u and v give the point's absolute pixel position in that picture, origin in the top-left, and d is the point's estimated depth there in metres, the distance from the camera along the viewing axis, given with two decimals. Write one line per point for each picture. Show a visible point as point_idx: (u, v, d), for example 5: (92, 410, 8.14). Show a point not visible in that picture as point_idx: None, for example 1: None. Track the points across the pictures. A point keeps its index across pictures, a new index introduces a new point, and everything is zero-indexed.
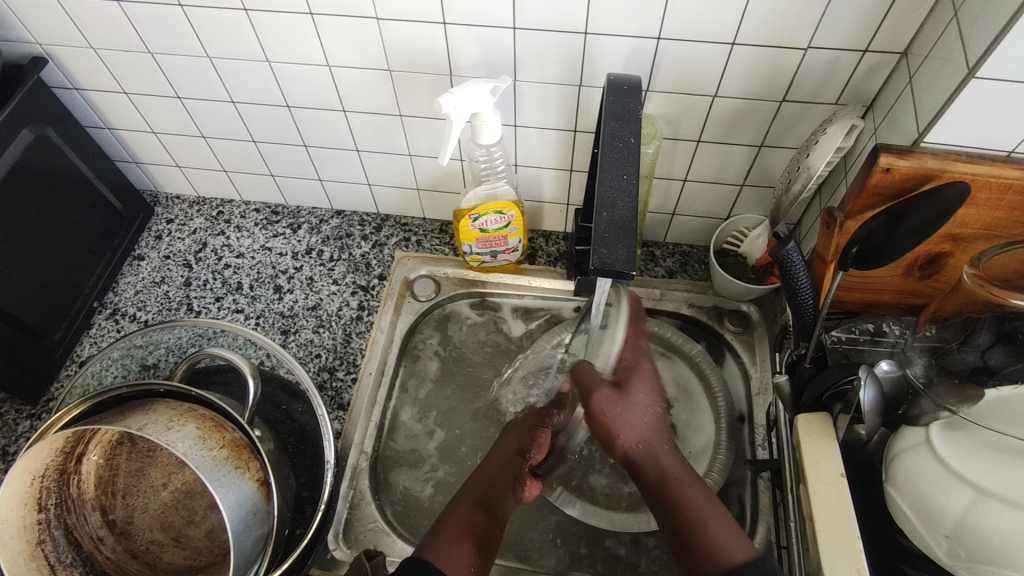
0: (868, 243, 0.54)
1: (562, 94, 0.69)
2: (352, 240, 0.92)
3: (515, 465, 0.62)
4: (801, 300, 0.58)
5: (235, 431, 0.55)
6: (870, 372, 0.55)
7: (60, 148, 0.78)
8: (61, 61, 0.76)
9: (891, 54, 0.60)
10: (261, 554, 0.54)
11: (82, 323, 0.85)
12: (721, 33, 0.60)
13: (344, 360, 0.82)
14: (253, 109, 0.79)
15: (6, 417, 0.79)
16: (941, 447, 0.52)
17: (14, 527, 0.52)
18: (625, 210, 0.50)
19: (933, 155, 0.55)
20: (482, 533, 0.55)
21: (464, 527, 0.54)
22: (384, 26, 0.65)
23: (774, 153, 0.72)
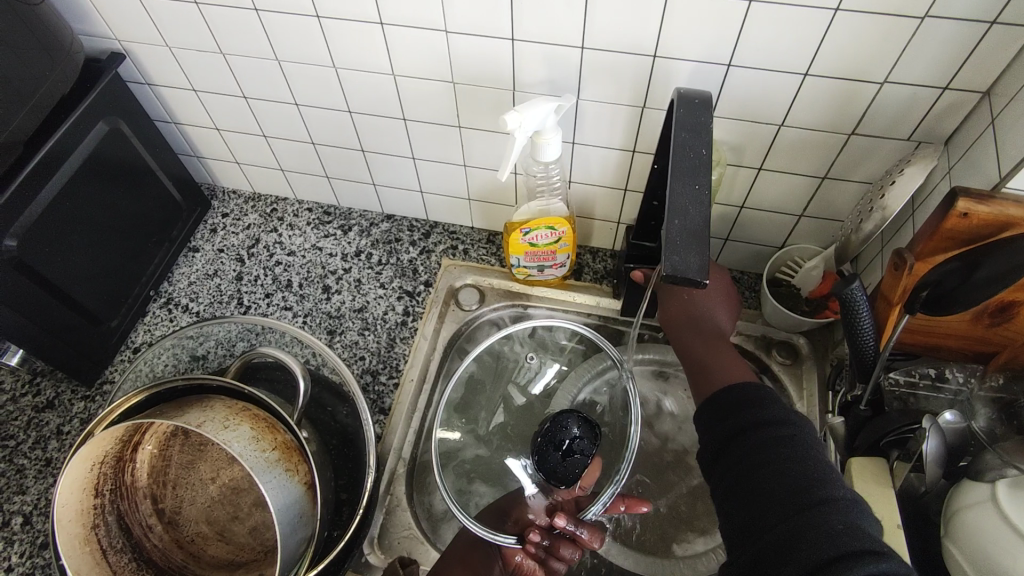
0: (939, 288, 0.52)
1: (624, 115, 0.69)
2: (400, 245, 0.93)
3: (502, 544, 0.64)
4: (863, 341, 0.56)
5: (286, 433, 0.56)
6: (936, 423, 0.54)
7: (130, 140, 0.81)
8: (136, 57, 0.78)
9: (973, 93, 0.58)
10: (303, 556, 0.55)
11: (137, 310, 0.87)
12: (795, 63, 0.59)
13: (386, 364, 0.83)
14: (316, 112, 0.80)
15: (61, 396, 0.82)
16: (1006, 506, 0.50)
17: (73, 510, 0.54)
18: (693, 242, 0.49)
19: (1017, 204, 0.52)
20: None
21: None
22: (452, 39, 0.66)
23: (837, 186, 0.71)
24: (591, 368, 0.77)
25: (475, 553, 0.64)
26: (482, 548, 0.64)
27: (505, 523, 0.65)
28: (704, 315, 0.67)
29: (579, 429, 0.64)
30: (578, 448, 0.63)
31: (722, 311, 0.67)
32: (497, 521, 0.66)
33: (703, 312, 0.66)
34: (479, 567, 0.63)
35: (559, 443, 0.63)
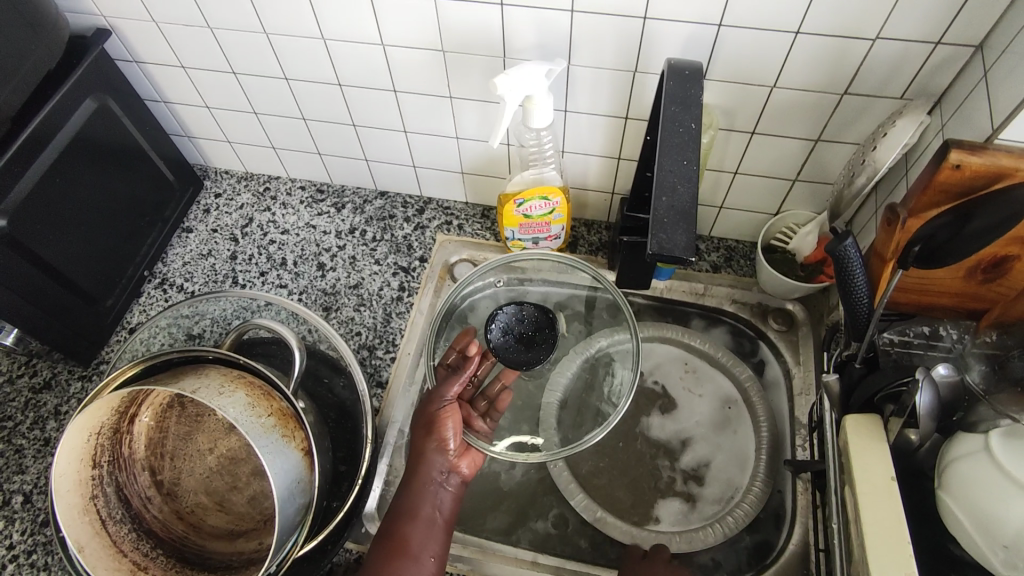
0: (931, 242, 0.52)
1: (616, 80, 0.68)
2: (394, 221, 0.93)
3: (422, 462, 0.62)
4: (856, 297, 0.56)
5: (282, 400, 0.56)
6: (929, 375, 0.53)
7: (120, 119, 0.80)
8: (122, 32, 0.78)
9: (965, 47, 0.58)
10: (303, 522, 0.56)
11: (132, 291, 0.87)
12: (786, 21, 0.59)
13: (383, 339, 0.83)
14: (306, 87, 0.80)
15: (58, 377, 0.81)
16: (1002, 456, 0.50)
17: (71, 481, 0.54)
18: (685, 194, 0.50)
19: (1007, 153, 0.52)
20: (417, 546, 0.59)
21: (396, 545, 0.59)
22: (441, 6, 0.65)
23: (831, 148, 0.70)
24: (609, 331, 0.76)
25: (421, 464, 0.62)
26: (423, 455, 0.62)
27: (431, 437, 0.63)
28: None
29: (520, 312, 0.74)
30: (512, 325, 0.73)
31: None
32: (426, 435, 0.63)
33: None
34: (432, 475, 0.62)
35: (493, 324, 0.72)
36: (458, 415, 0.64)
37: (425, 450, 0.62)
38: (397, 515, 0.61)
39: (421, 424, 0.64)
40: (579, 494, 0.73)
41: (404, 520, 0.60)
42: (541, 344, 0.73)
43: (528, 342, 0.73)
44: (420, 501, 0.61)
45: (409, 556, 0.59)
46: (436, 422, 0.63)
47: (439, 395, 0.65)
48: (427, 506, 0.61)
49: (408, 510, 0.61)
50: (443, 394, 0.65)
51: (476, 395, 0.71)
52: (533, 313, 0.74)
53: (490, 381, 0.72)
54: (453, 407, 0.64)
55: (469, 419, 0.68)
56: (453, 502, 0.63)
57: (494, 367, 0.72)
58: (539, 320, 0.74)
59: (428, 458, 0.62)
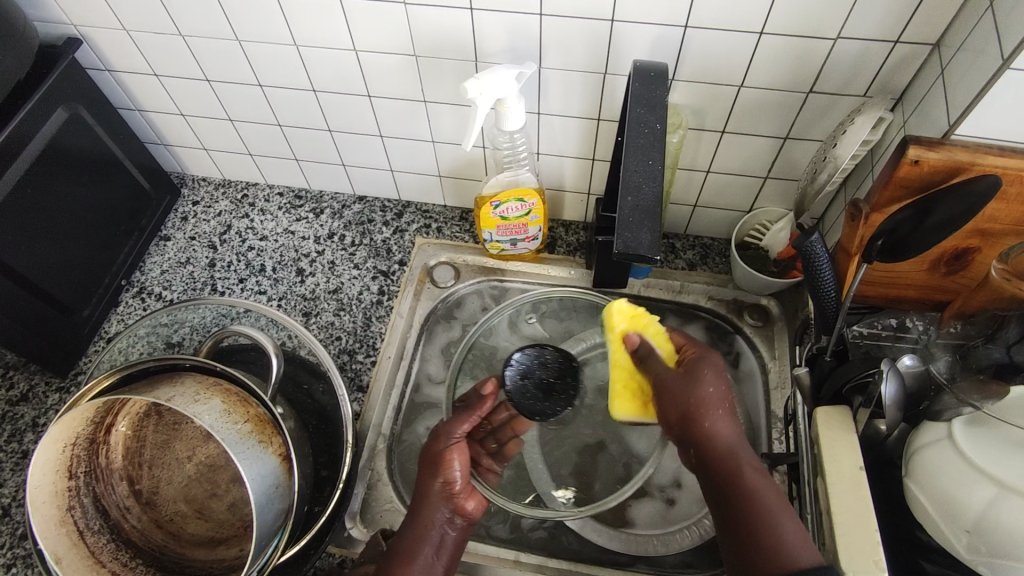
0: (894, 236, 0.53)
1: (587, 82, 0.69)
2: (373, 226, 0.93)
3: (426, 503, 0.59)
4: (823, 292, 0.57)
5: (259, 406, 0.56)
6: (894, 367, 0.55)
7: (92, 128, 0.80)
8: (93, 42, 0.77)
9: (923, 45, 0.59)
10: (282, 527, 0.56)
11: (110, 300, 0.86)
12: (749, 22, 0.60)
13: (363, 343, 0.83)
14: (280, 93, 0.80)
15: (36, 389, 0.81)
16: (963, 442, 0.52)
17: (47, 493, 0.54)
18: (650, 194, 0.51)
19: (963, 149, 0.54)
20: None
21: None
22: (411, 11, 0.65)
23: (799, 146, 0.72)
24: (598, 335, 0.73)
25: (426, 506, 0.59)
26: (428, 496, 0.59)
27: (436, 478, 0.59)
28: (717, 413, 0.51)
29: (541, 356, 0.67)
30: (537, 373, 0.66)
31: (727, 411, 0.52)
32: (430, 475, 0.60)
33: (715, 423, 0.51)
34: (435, 518, 0.58)
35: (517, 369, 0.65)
36: (466, 455, 0.61)
37: (430, 493, 0.59)
38: (395, 556, 0.57)
39: (427, 463, 0.61)
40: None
41: (400, 564, 0.56)
42: (565, 391, 0.65)
43: (549, 391, 0.65)
44: (421, 546, 0.57)
45: None
46: (441, 463, 0.60)
47: (445, 432, 0.61)
48: (423, 554, 0.57)
49: (407, 553, 0.57)
50: (448, 432, 0.61)
51: (486, 436, 0.67)
52: (551, 360, 0.67)
53: (501, 425, 0.67)
54: (461, 447, 0.61)
55: (475, 458, 0.66)
56: (453, 549, 0.59)
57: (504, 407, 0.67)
58: (561, 366, 0.67)
59: (433, 499, 0.59)
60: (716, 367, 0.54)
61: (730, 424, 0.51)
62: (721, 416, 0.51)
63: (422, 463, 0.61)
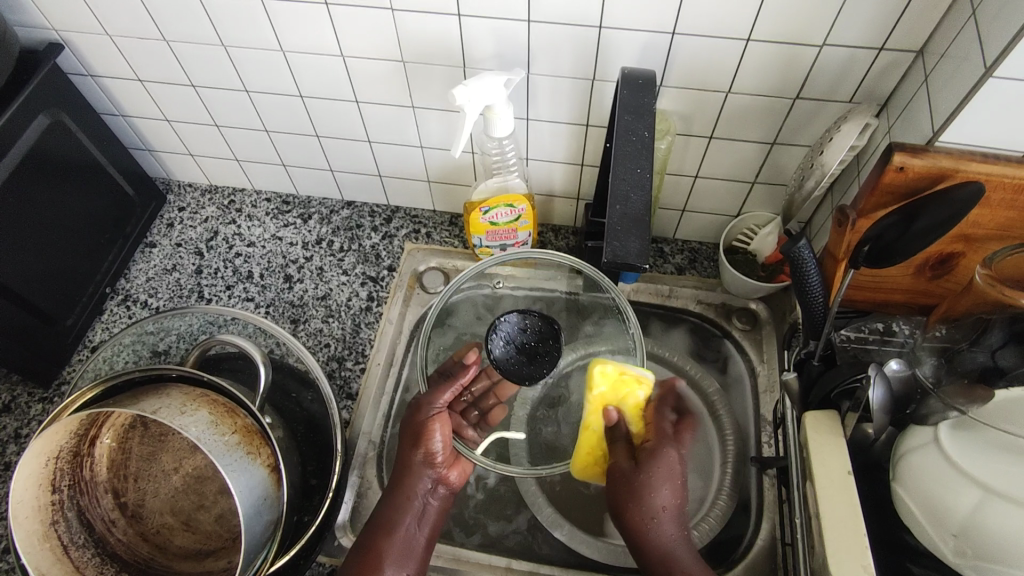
0: (880, 241, 0.54)
1: (575, 88, 0.69)
2: (362, 231, 0.93)
3: (408, 473, 0.59)
4: (811, 297, 0.57)
5: (247, 417, 0.56)
6: (881, 372, 0.55)
7: (75, 134, 0.79)
8: (76, 47, 0.76)
9: (907, 52, 0.60)
10: (271, 539, 0.55)
11: (94, 308, 0.85)
12: (736, 29, 0.60)
13: (352, 350, 0.83)
14: (266, 98, 0.79)
15: (18, 399, 0.80)
16: (947, 446, 0.52)
17: (30, 508, 0.53)
18: (638, 202, 0.51)
19: (948, 154, 0.54)
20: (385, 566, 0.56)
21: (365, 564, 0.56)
22: (399, 18, 0.65)
23: (787, 151, 0.72)
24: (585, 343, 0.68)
25: (409, 476, 0.59)
26: (410, 465, 0.59)
27: (418, 450, 0.58)
28: (662, 515, 0.54)
29: (524, 322, 0.64)
30: (520, 342, 0.63)
31: (675, 512, 0.55)
32: (412, 445, 0.59)
33: (658, 523, 0.54)
34: (418, 487, 0.59)
35: (498, 340, 0.63)
36: (448, 424, 0.59)
37: (413, 463, 0.59)
38: (375, 525, 0.58)
39: (409, 432, 0.59)
40: (548, 508, 0.73)
41: (380, 535, 0.58)
42: (545, 352, 0.63)
43: (531, 353, 0.63)
44: (399, 516, 0.58)
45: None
46: (422, 434, 0.58)
47: (427, 402, 0.60)
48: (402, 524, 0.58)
49: (386, 524, 0.58)
50: (431, 402, 0.60)
51: (470, 405, 0.65)
52: (536, 326, 0.64)
53: (486, 394, 0.65)
54: (443, 415, 0.59)
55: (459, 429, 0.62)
56: (434, 516, 0.60)
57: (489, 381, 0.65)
58: (543, 330, 0.64)
59: (416, 469, 0.59)
60: (673, 464, 0.55)
61: (671, 517, 0.55)
62: (664, 505, 0.54)
63: (406, 425, 0.60)
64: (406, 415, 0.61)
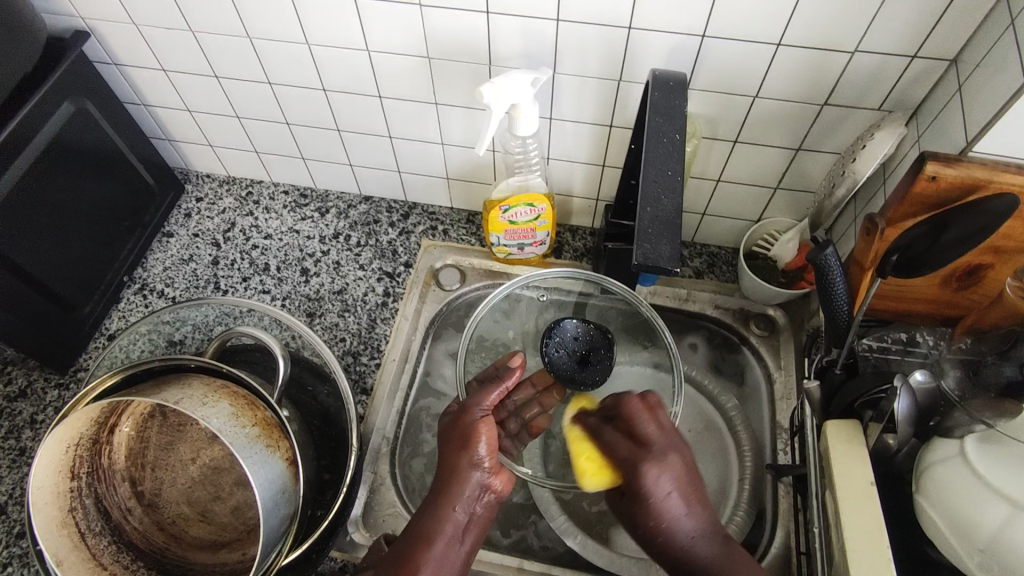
0: (909, 252, 0.53)
1: (600, 89, 0.69)
2: (379, 227, 0.93)
3: (454, 480, 0.54)
4: (836, 305, 0.57)
5: (267, 409, 0.56)
6: (906, 382, 0.55)
7: (98, 122, 0.79)
8: (101, 35, 0.76)
9: (940, 61, 0.59)
10: (287, 532, 0.55)
11: (111, 297, 0.85)
12: (767, 33, 0.60)
13: (367, 345, 0.82)
14: (289, 91, 0.79)
15: (35, 385, 0.80)
16: (976, 459, 0.52)
17: (49, 493, 0.53)
18: (669, 205, 0.51)
19: (981, 165, 0.54)
20: None
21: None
22: (427, 14, 0.65)
23: (812, 157, 0.71)
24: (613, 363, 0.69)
25: (456, 482, 0.54)
26: (455, 469, 0.54)
27: (465, 453, 0.55)
28: (676, 513, 0.48)
29: (582, 329, 0.67)
30: (576, 348, 0.66)
31: (686, 504, 0.48)
32: (459, 448, 0.55)
33: (668, 527, 0.48)
34: (464, 494, 0.53)
35: (558, 341, 0.66)
36: (494, 430, 0.57)
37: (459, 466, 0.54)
38: (412, 537, 0.53)
39: (456, 437, 0.56)
40: (560, 516, 0.73)
41: (418, 545, 0.52)
42: (601, 362, 0.65)
43: (586, 360, 0.65)
44: (441, 526, 0.52)
45: None
46: (471, 436, 0.55)
47: (473, 407, 0.58)
48: (444, 534, 0.52)
49: (426, 535, 0.52)
50: (476, 407, 0.58)
51: (512, 415, 0.63)
52: (590, 338, 0.67)
53: (528, 404, 0.63)
54: (489, 420, 0.57)
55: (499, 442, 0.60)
56: (479, 530, 0.55)
57: (535, 391, 0.64)
58: (596, 339, 0.66)
59: (462, 475, 0.54)
60: (660, 473, 0.48)
61: (682, 519, 0.48)
62: (682, 521, 0.48)
63: (448, 432, 0.58)
64: (449, 423, 0.58)
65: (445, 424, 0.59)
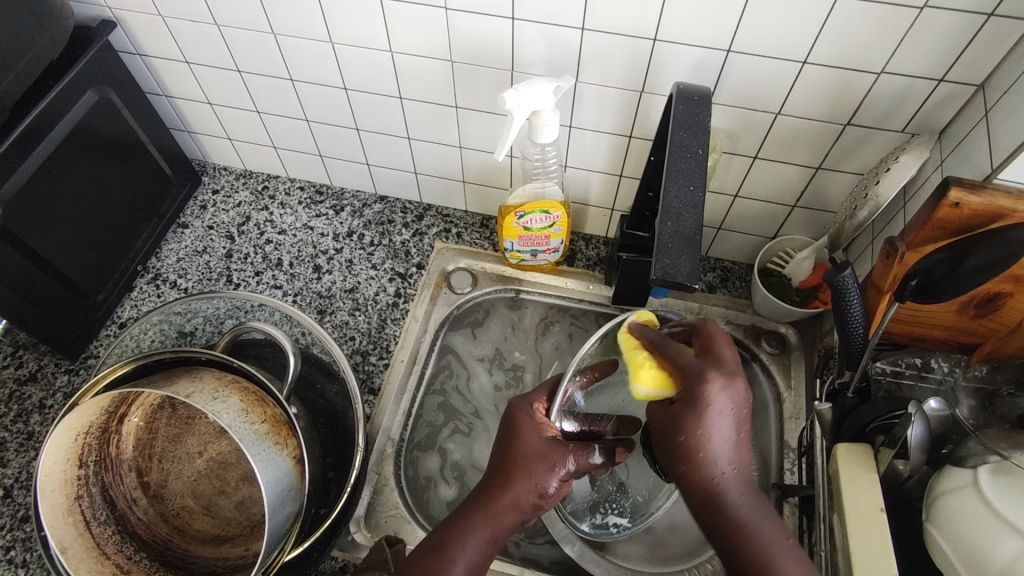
0: (928, 277, 0.53)
1: (622, 99, 0.69)
2: (393, 227, 0.93)
3: (506, 511, 0.48)
4: (852, 328, 0.56)
5: (276, 407, 0.56)
6: (921, 409, 0.54)
7: (120, 111, 0.79)
8: (127, 25, 0.77)
9: (967, 86, 0.59)
10: (290, 530, 0.55)
11: (124, 285, 0.86)
12: (794, 50, 0.60)
13: (377, 345, 0.82)
14: (311, 88, 0.79)
15: (44, 370, 0.80)
16: (990, 490, 0.52)
17: (56, 480, 0.54)
18: (690, 220, 0.51)
19: (1007, 194, 0.53)
20: None
21: None
22: (452, 17, 0.65)
23: (831, 177, 0.71)
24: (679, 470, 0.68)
25: (505, 520, 0.47)
26: (514, 499, 0.48)
27: (533, 496, 0.48)
28: (726, 433, 0.42)
29: None
30: None
31: (733, 427, 0.43)
32: (529, 486, 0.48)
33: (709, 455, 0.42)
34: (504, 532, 0.48)
35: None
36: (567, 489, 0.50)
37: (518, 499, 0.48)
38: (435, 553, 0.46)
39: (533, 465, 0.49)
40: None
41: (437, 568, 0.45)
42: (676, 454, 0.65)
43: None
44: (468, 548, 0.46)
45: None
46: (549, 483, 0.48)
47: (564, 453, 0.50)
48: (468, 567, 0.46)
49: (449, 554, 0.46)
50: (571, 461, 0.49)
51: None
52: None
53: None
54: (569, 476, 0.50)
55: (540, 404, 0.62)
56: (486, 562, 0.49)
57: None
58: None
59: (514, 513, 0.48)
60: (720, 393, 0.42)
61: (731, 449, 0.43)
62: (725, 443, 0.42)
63: (526, 450, 0.49)
64: (534, 442, 0.50)
65: (527, 441, 0.50)
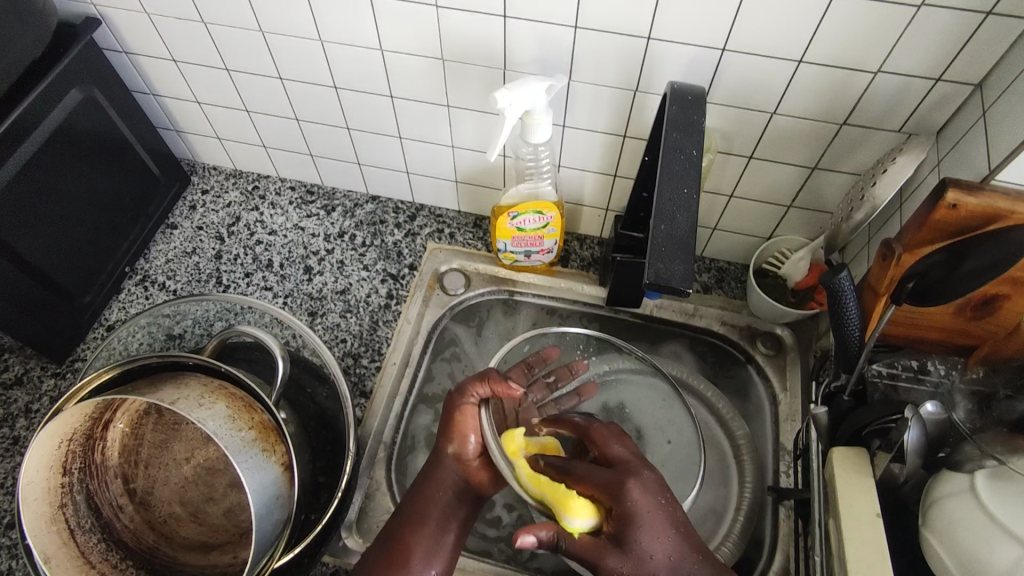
0: (925, 279, 0.52)
1: (616, 98, 0.68)
2: (385, 227, 0.92)
3: (442, 465, 0.59)
4: (847, 331, 0.55)
5: (264, 413, 0.55)
6: (918, 414, 0.53)
7: (106, 110, 0.78)
8: (112, 22, 0.75)
9: (964, 86, 0.58)
10: (280, 537, 0.54)
11: (112, 287, 0.85)
12: (789, 50, 0.59)
13: (368, 347, 0.81)
14: (301, 87, 0.78)
15: (31, 373, 0.79)
16: (988, 496, 0.51)
17: (39, 489, 0.53)
18: (683, 223, 0.50)
19: (1003, 195, 0.53)
20: (417, 558, 0.55)
21: (396, 556, 0.55)
22: (443, 15, 0.64)
23: (827, 177, 0.70)
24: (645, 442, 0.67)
25: (439, 473, 0.59)
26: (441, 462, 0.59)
27: (452, 442, 0.59)
28: (654, 529, 0.46)
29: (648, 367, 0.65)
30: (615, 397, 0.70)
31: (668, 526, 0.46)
32: (446, 437, 0.59)
33: (654, 549, 0.45)
34: (447, 485, 0.59)
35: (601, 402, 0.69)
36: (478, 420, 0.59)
37: (445, 458, 0.59)
38: (406, 520, 0.57)
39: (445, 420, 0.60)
40: None
41: (409, 528, 0.57)
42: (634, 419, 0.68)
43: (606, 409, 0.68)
44: (431, 509, 0.57)
45: (407, 561, 0.55)
46: (457, 428, 0.59)
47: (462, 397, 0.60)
48: (432, 518, 0.57)
49: (418, 517, 0.57)
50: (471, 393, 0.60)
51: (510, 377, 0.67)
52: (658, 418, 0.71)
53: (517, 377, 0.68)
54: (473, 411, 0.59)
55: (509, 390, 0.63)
56: (463, 521, 0.59)
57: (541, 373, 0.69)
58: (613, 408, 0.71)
59: (450, 463, 0.59)
60: (654, 505, 0.47)
61: (675, 546, 0.46)
62: (661, 543, 0.45)
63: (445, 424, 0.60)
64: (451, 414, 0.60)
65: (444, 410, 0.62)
